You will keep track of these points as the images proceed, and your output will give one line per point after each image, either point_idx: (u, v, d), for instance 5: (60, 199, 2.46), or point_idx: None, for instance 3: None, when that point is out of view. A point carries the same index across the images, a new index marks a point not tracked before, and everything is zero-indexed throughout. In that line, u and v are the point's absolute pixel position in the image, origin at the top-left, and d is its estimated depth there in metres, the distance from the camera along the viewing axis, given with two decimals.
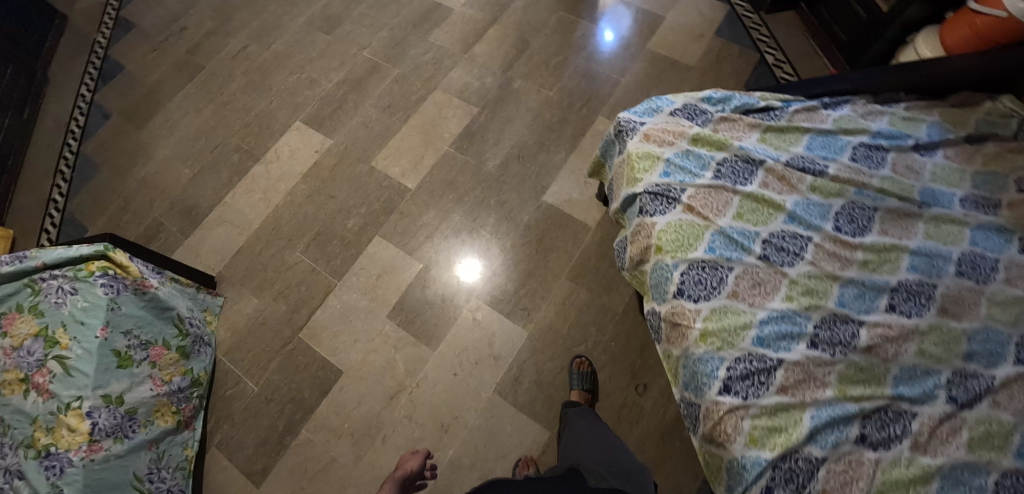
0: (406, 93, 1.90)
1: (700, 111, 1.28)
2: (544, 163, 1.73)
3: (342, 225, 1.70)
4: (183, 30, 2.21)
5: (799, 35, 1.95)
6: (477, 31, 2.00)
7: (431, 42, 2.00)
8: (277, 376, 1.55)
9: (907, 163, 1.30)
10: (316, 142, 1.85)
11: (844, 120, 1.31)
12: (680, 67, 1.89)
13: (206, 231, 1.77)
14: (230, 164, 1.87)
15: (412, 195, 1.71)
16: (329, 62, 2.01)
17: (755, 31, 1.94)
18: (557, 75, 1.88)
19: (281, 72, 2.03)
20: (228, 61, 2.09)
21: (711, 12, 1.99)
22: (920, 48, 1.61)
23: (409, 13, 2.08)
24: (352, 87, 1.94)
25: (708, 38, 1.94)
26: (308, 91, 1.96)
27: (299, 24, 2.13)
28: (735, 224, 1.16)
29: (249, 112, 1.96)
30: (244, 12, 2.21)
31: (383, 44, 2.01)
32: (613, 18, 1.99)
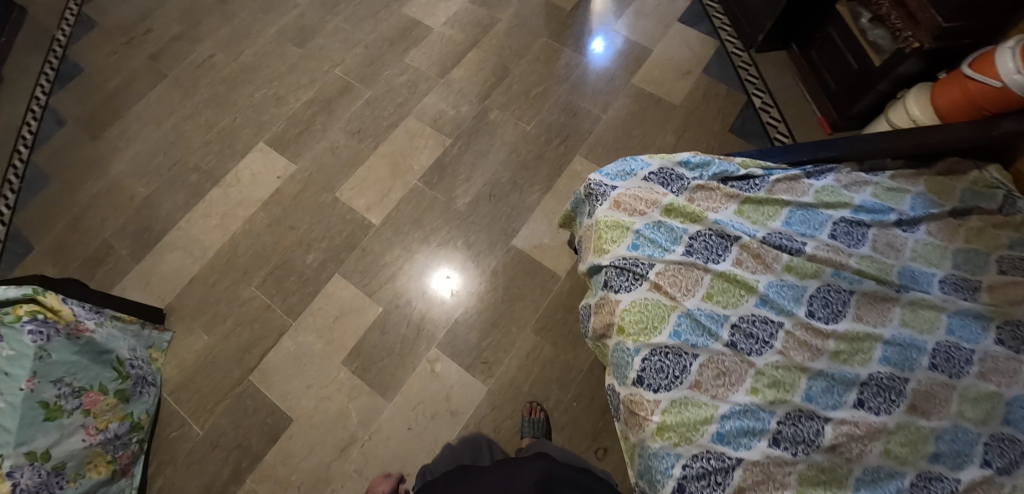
0: (377, 117, 1.81)
1: (677, 176, 1.20)
2: (516, 203, 1.64)
3: (301, 259, 1.62)
4: (148, 33, 2.09)
5: (789, 77, 1.89)
6: (457, 53, 1.90)
7: (407, 63, 1.90)
8: (224, 419, 1.48)
9: (888, 239, 1.25)
10: (279, 167, 1.76)
11: (827, 192, 1.25)
12: (665, 104, 1.81)
13: (158, 257, 1.69)
14: (188, 185, 1.78)
15: (377, 231, 1.63)
16: (299, 78, 1.91)
17: (744, 70, 1.89)
18: (536, 106, 1.79)
19: (248, 86, 1.92)
20: (193, 70, 1.98)
21: (701, 48, 1.92)
22: (909, 105, 1.55)
23: (386, 30, 1.97)
24: (320, 107, 1.85)
25: (695, 76, 1.86)
26: (275, 109, 1.86)
27: (270, 33, 2.02)
28: (703, 306, 1.10)
29: (211, 129, 1.86)
30: (213, 16, 2.09)
31: (356, 63, 1.91)
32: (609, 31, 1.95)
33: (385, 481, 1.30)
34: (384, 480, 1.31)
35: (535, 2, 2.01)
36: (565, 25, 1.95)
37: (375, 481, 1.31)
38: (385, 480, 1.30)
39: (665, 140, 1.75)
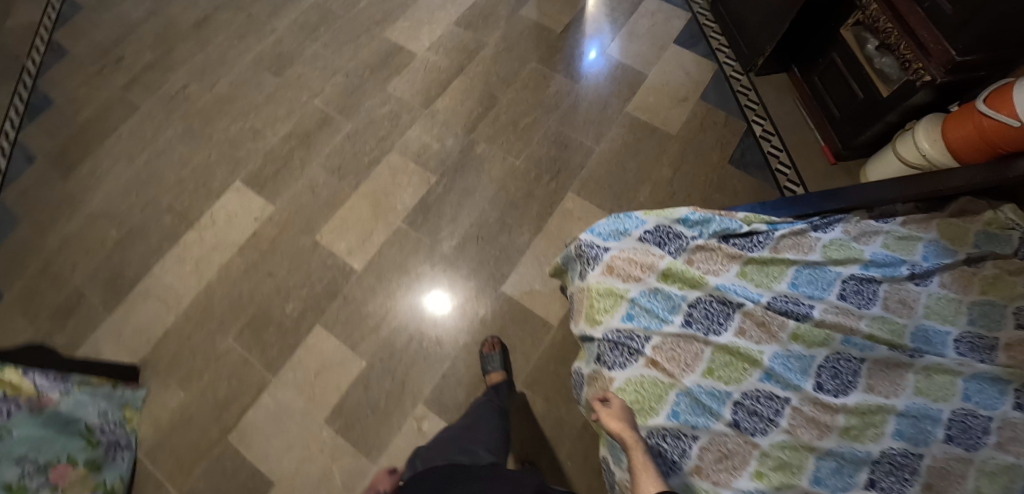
0: (358, 152, 1.72)
1: (675, 234, 1.11)
2: (505, 245, 1.56)
3: (280, 309, 1.54)
4: (119, 61, 2.00)
5: (790, 102, 1.80)
6: (441, 81, 1.81)
7: (390, 93, 1.80)
8: (201, 482, 1.38)
9: (900, 296, 1.17)
10: (256, 207, 1.67)
11: (835, 245, 1.17)
12: (661, 134, 1.71)
13: (131, 306, 1.60)
14: (161, 227, 1.69)
15: (359, 277, 1.55)
16: (276, 110, 1.82)
17: (743, 95, 1.80)
18: (526, 137, 1.70)
19: (223, 118, 1.83)
20: (166, 101, 1.89)
21: (698, 72, 1.83)
22: (919, 139, 1.47)
23: (367, 56, 1.88)
24: (298, 141, 1.75)
25: (692, 102, 1.77)
26: (251, 145, 1.77)
27: (245, 61, 1.92)
28: (703, 382, 1.03)
29: (185, 166, 1.77)
30: (186, 42, 1.99)
31: (336, 92, 1.82)
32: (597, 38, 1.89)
33: (387, 478, 1.26)
34: (387, 476, 1.26)
35: (523, 24, 1.92)
36: (554, 49, 1.86)
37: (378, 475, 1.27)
38: (388, 477, 1.26)
39: (661, 172, 1.66)
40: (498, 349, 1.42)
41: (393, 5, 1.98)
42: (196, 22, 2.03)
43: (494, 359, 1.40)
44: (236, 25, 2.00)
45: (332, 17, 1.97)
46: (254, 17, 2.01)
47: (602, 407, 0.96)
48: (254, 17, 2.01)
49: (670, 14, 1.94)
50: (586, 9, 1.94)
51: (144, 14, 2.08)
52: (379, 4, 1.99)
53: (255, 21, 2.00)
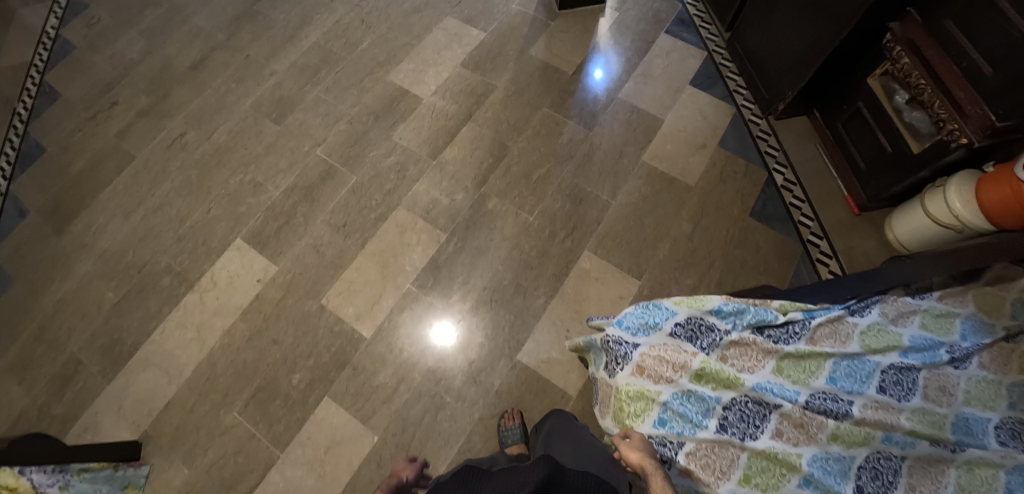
0: (364, 208, 1.64)
1: (707, 326, 1.08)
2: (519, 310, 1.50)
3: (287, 380, 1.48)
4: (114, 106, 1.93)
5: (812, 148, 1.74)
6: (448, 129, 1.74)
7: (395, 141, 1.73)
8: None
9: (939, 383, 1.10)
10: (258, 268, 1.61)
11: (875, 331, 1.12)
12: (679, 185, 1.65)
13: (130, 376, 1.54)
14: (161, 289, 1.63)
15: (369, 345, 1.49)
16: (277, 161, 1.75)
17: (763, 141, 1.74)
18: (539, 190, 1.63)
19: (222, 170, 1.76)
20: (162, 151, 1.82)
21: (716, 116, 1.76)
22: (951, 198, 1.41)
23: (371, 101, 1.81)
24: (301, 196, 1.68)
25: (711, 149, 1.71)
26: (252, 199, 1.70)
27: (244, 106, 1.85)
28: (740, 491, 0.97)
29: (183, 222, 1.70)
30: (183, 86, 1.92)
31: (339, 141, 1.75)
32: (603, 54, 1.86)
33: (410, 466, 1.25)
34: (411, 465, 1.25)
35: (532, 66, 1.84)
36: (566, 93, 1.79)
37: (400, 464, 1.25)
38: (410, 465, 1.25)
39: (681, 227, 1.59)
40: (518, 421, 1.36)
41: (397, 45, 1.91)
42: (192, 64, 1.96)
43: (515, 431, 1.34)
44: (234, 68, 1.93)
45: (334, 59, 1.90)
46: (253, 59, 1.93)
47: (621, 439, 0.98)
48: (252, 59, 1.93)
49: (685, 52, 1.87)
50: (597, 37, 1.89)
51: (139, 55, 2.01)
52: (382, 44, 1.91)
53: (253, 64, 1.92)
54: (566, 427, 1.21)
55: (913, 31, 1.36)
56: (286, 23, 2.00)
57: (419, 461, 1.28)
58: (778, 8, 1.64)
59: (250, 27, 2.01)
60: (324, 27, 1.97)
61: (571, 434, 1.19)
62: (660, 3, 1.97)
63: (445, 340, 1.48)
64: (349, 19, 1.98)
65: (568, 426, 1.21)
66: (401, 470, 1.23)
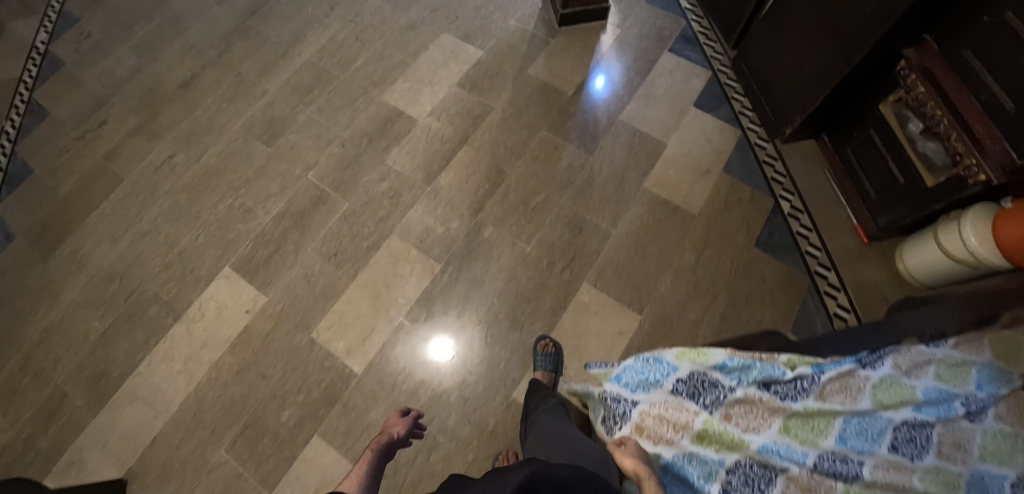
0: (356, 236, 1.59)
1: (711, 381, 1.07)
2: (515, 345, 1.45)
3: (275, 417, 1.44)
4: (103, 125, 1.89)
5: (820, 174, 1.68)
6: (444, 153, 1.68)
7: (389, 165, 1.68)
8: None
9: (956, 440, 0.99)
10: (247, 298, 1.56)
11: (886, 385, 1.05)
12: (683, 213, 1.59)
13: (115, 410, 1.50)
14: (148, 319, 1.58)
15: (360, 382, 1.45)
16: (267, 185, 1.70)
17: (769, 166, 1.68)
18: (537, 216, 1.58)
19: (212, 195, 1.71)
20: (151, 173, 1.77)
21: (720, 140, 1.70)
22: (965, 233, 1.34)
23: (365, 123, 1.75)
24: (292, 222, 1.63)
25: (715, 175, 1.65)
26: (242, 225, 1.65)
27: (235, 127, 1.80)
28: None
29: (171, 249, 1.65)
30: (173, 105, 1.88)
31: (332, 165, 1.70)
32: (606, 62, 1.83)
33: (402, 421, 1.29)
34: (402, 419, 1.30)
35: (531, 86, 1.78)
36: (566, 115, 1.73)
37: (395, 419, 1.30)
38: (403, 420, 1.30)
39: (684, 258, 1.54)
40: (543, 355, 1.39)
41: (392, 63, 1.85)
42: (182, 82, 1.91)
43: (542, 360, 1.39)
44: (225, 87, 1.88)
45: (327, 78, 1.85)
46: (244, 78, 1.89)
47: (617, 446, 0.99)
48: (244, 78, 1.89)
49: (690, 72, 1.81)
50: (601, 46, 1.86)
51: (129, 72, 1.97)
52: (376, 62, 1.86)
53: (244, 82, 1.88)
54: (554, 424, 1.09)
55: (930, 59, 1.30)
56: (278, 39, 1.94)
57: (414, 412, 1.34)
58: (786, 30, 1.58)
59: (242, 44, 1.96)
60: (317, 44, 1.92)
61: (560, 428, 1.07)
62: (663, 19, 1.91)
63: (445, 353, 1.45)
64: (343, 35, 1.92)
65: (557, 425, 1.09)
66: (393, 425, 1.28)
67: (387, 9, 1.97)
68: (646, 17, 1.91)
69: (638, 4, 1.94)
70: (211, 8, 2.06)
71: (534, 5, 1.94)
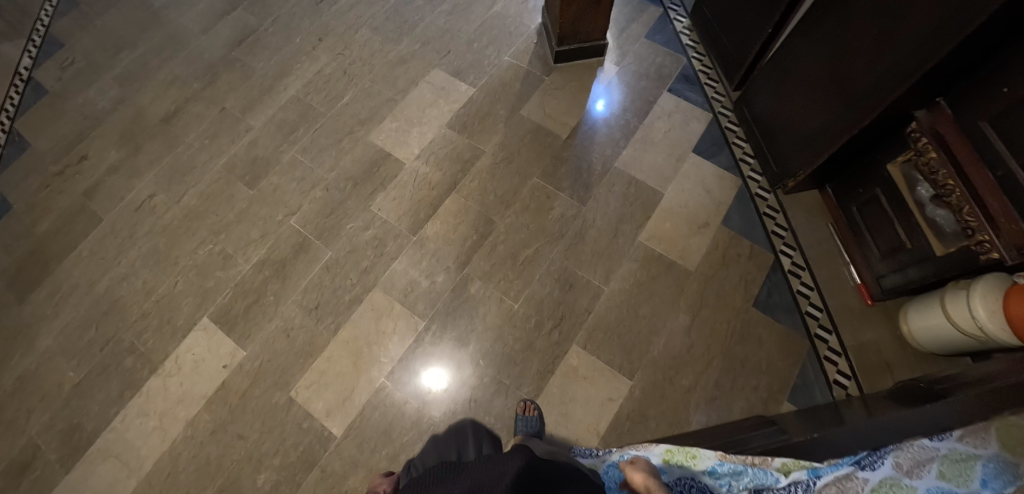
0: (338, 287, 1.54)
1: (699, 485, 1.14)
2: (500, 410, 1.39)
3: (251, 480, 1.37)
4: (84, 160, 1.83)
5: (823, 227, 1.62)
6: (431, 200, 1.62)
7: (373, 212, 1.61)
8: None
9: None
10: (225, 352, 1.50)
11: (887, 489, 0.96)
12: (678, 270, 1.53)
13: (86, 467, 1.44)
14: (123, 371, 1.53)
15: (338, 445, 1.38)
16: (248, 230, 1.64)
17: (770, 218, 1.61)
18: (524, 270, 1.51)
19: (191, 238, 1.65)
20: (131, 213, 1.72)
21: (719, 190, 1.63)
22: (974, 306, 1.27)
23: (350, 165, 1.69)
24: (272, 271, 1.58)
25: (714, 228, 1.58)
26: (221, 272, 1.60)
27: (217, 167, 1.74)
28: None
29: (149, 296, 1.60)
30: (155, 140, 1.82)
31: (315, 210, 1.64)
32: (609, 86, 1.79)
33: (386, 480, 1.19)
34: (386, 478, 1.21)
35: (523, 127, 1.71)
36: (558, 160, 1.66)
37: (378, 479, 1.21)
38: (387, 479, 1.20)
39: (678, 319, 1.48)
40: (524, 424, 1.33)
41: (380, 100, 1.79)
42: (165, 116, 1.86)
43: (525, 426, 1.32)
44: (209, 122, 1.82)
45: (313, 115, 1.79)
46: (228, 113, 1.83)
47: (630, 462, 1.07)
48: (228, 113, 1.83)
49: (689, 114, 1.74)
50: (603, 72, 1.81)
51: (112, 104, 1.92)
52: (364, 99, 1.80)
53: (228, 118, 1.82)
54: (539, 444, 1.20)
55: (942, 124, 1.23)
56: (265, 72, 1.89)
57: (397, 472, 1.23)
58: (792, 80, 1.50)
59: (227, 76, 1.90)
60: (304, 78, 1.86)
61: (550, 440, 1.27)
62: (663, 57, 1.84)
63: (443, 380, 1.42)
64: (330, 69, 1.86)
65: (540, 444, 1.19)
66: (377, 485, 1.18)
67: (376, 41, 1.90)
68: (645, 55, 1.84)
69: (638, 41, 1.86)
70: (197, 35, 2.00)
71: (529, 39, 1.87)
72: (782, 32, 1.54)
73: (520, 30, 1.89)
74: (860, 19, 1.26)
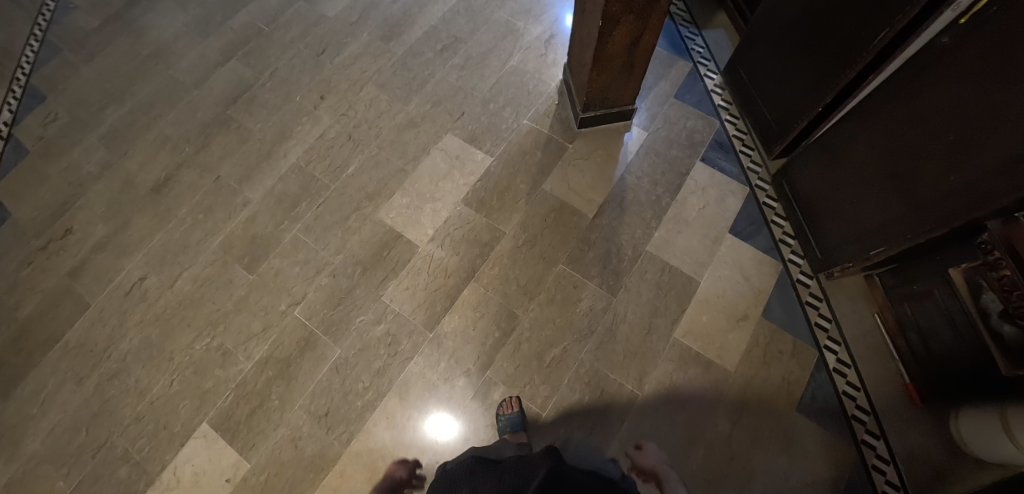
0: (349, 392, 1.42)
1: None
2: None
3: None
4: (68, 234, 1.68)
5: (868, 318, 1.50)
6: (448, 290, 1.49)
7: (386, 303, 1.49)
8: None
9: None
10: (228, 464, 1.38)
11: None
12: (715, 370, 1.43)
13: None
14: (116, 483, 1.40)
15: None
16: (249, 322, 1.51)
17: (813, 307, 1.51)
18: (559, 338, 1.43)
19: (186, 331, 1.52)
20: (121, 298, 1.58)
21: (758, 276, 1.52)
22: None
23: (359, 247, 1.56)
24: (276, 371, 1.45)
25: (754, 322, 1.48)
26: (221, 371, 1.47)
27: (214, 247, 1.60)
28: None
29: (143, 397, 1.47)
30: (146, 212, 1.68)
31: (322, 299, 1.51)
32: (634, 138, 1.68)
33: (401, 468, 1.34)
34: (401, 464, 1.35)
35: (546, 204, 1.58)
36: (585, 244, 1.53)
37: (391, 465, 1.35)
38: (402, 465, 1.35)
39: (716, 427, 1.38)
40: (517, 408, 1.35)
41: (389, 171, 1.65)
42: (155, 185, 1.72)
43: (513, 419, 1.33)
44: (203, 193, 1.68)
45: (316, 187, 1.64)
46: (223, 183, 1.68)
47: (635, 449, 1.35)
48: (223, 183, 1.69)
49: (724, 188, 1.62)
50: (629, 129, 1.69)
51: (97, 169, 1.77)
52: (371, 169, 1.65)
53: (224, 188, 1.68)
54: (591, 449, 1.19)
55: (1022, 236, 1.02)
56: (262, 135, 1.74)
57: (411, 460, 1.36)
58: (840, 167, 1.39)
59: (222, 139, 1.75)
60: (306, 143, 1.71)
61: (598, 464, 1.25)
62: (694, 120, 1.71)
63: (442, 438, 1.37)
64: (333, 133, 1.72)
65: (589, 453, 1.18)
66: (394, 469, 1.34)
67: (383, 101, 1.76)
68: (675, 118, 1.71)
69: (667, 101, 1.74)
70: (190, 90, 1.85)
71: (549, 99, 1.74)
72: (832, 112, 1.43)
73: (540, 88, 1.75)
74: (929, 120, 1.14)
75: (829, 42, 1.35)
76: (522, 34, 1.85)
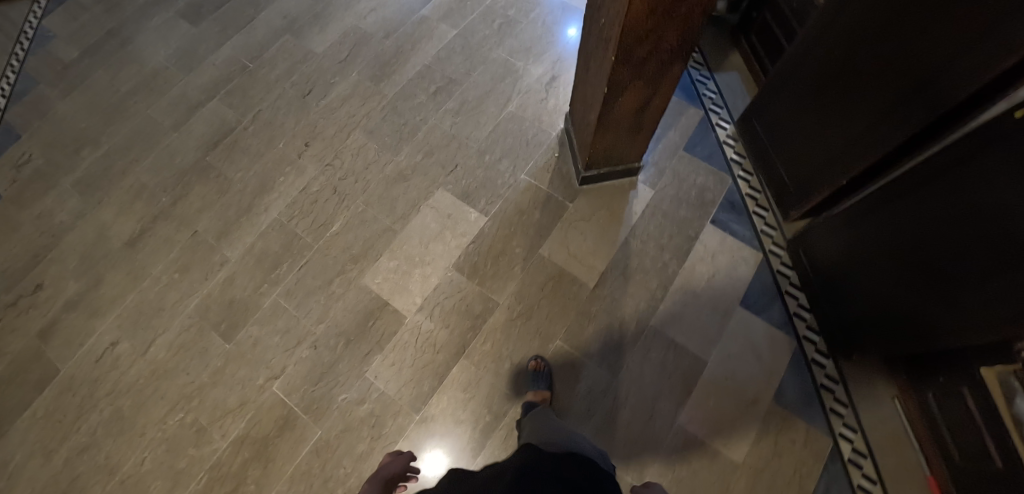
0: (329, 478, 1.32)
1: None
2: None
3: None
4: (37, 291, 1.58)
5: (887, 402, 1.38)
6: (436, 367, 1.39)
7: (370, 379, 1.39)
8: None
9: None
10: None
11: None
12: (722, 462, 1.32)
13: None
14: None
15: None
16: (224, 397, 1.42)
17: (828, 391, 1.39)
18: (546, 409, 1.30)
19: (160, 403, 1.43)
20: (91, 366, 1.48)
21: (771, 356, 1.42)
22: None
23: (343, 314, 1.46)
24: (253, 452, 1.36)
25: (765, 407, 1.37)
26: (195, 449, 1.38)
27: (190, 310, 1.51)
28: None
29: (111, 476, 1.37)
30: (120, 268, 1.58)
31: (302, 373, 1.42)
32: (639, 196, 1.57)
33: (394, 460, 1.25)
34: (395, 457, 1.25)
35: (544, 271, 1.47)
36: (585, 317, 1.43)
37: (387, 457, 1.26)
38: (396, 457, 1.25)
39: None
40: None
41: (375, 230, 1.54)
42: (131, 238, 1.62)
43: None
44: (180, 250, 1.58)
45: (299, 246, 1.54)
46: (202, 239, 1.59)
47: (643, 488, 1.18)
48: (201, 238, 1.59)
49: (736, 256, 1.51)
50: (635, 186, 1.58)
51: (71, 218, 1.66)
52: (358, 227, 1.55)
53: (202, 245, 1.58)
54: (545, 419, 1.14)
55: None
56: (244, 185, 1.64)
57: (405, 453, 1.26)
58: (863, 248, 1.27)
59: (201, 189, 1.65)
60: (289, 196, 1.61)
61: (555, 427, 1.08)
62: (705, 176, 1.60)
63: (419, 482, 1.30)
64: (318, 185, 1.61)
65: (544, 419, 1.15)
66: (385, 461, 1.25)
67: (372, 149, 1.65)
68: (684, 174, 1.60)
69: (676, 154, 1.62)
70: (169, 132, 1.75)
71: (549, 152, 1.62)
72: (861, 187, 1.31)
73: (539, 138, 1.63)
74: (967, 218, 1.02)
75: (860, 114, 1.22)
76: (521, 76, 1.73)
